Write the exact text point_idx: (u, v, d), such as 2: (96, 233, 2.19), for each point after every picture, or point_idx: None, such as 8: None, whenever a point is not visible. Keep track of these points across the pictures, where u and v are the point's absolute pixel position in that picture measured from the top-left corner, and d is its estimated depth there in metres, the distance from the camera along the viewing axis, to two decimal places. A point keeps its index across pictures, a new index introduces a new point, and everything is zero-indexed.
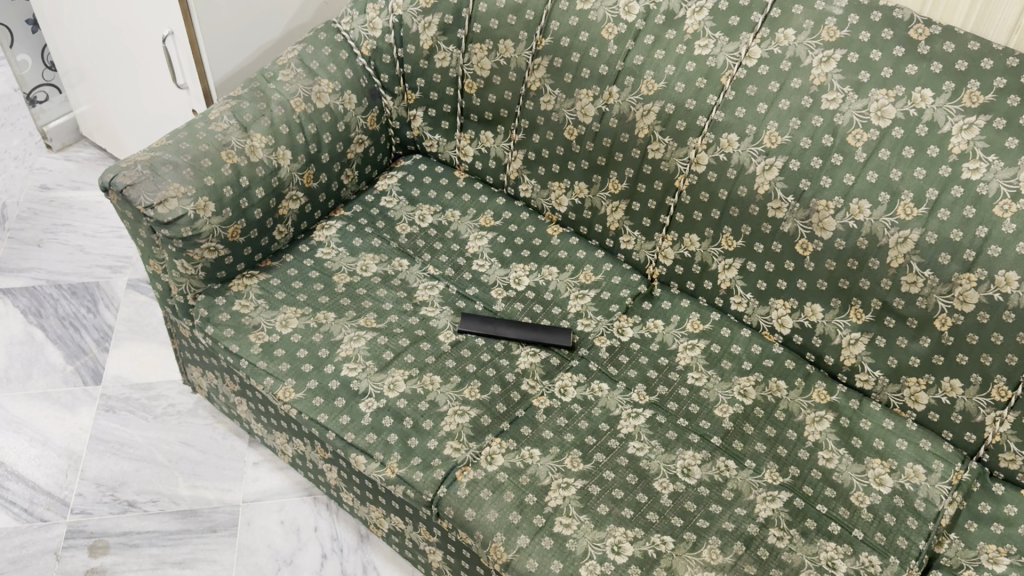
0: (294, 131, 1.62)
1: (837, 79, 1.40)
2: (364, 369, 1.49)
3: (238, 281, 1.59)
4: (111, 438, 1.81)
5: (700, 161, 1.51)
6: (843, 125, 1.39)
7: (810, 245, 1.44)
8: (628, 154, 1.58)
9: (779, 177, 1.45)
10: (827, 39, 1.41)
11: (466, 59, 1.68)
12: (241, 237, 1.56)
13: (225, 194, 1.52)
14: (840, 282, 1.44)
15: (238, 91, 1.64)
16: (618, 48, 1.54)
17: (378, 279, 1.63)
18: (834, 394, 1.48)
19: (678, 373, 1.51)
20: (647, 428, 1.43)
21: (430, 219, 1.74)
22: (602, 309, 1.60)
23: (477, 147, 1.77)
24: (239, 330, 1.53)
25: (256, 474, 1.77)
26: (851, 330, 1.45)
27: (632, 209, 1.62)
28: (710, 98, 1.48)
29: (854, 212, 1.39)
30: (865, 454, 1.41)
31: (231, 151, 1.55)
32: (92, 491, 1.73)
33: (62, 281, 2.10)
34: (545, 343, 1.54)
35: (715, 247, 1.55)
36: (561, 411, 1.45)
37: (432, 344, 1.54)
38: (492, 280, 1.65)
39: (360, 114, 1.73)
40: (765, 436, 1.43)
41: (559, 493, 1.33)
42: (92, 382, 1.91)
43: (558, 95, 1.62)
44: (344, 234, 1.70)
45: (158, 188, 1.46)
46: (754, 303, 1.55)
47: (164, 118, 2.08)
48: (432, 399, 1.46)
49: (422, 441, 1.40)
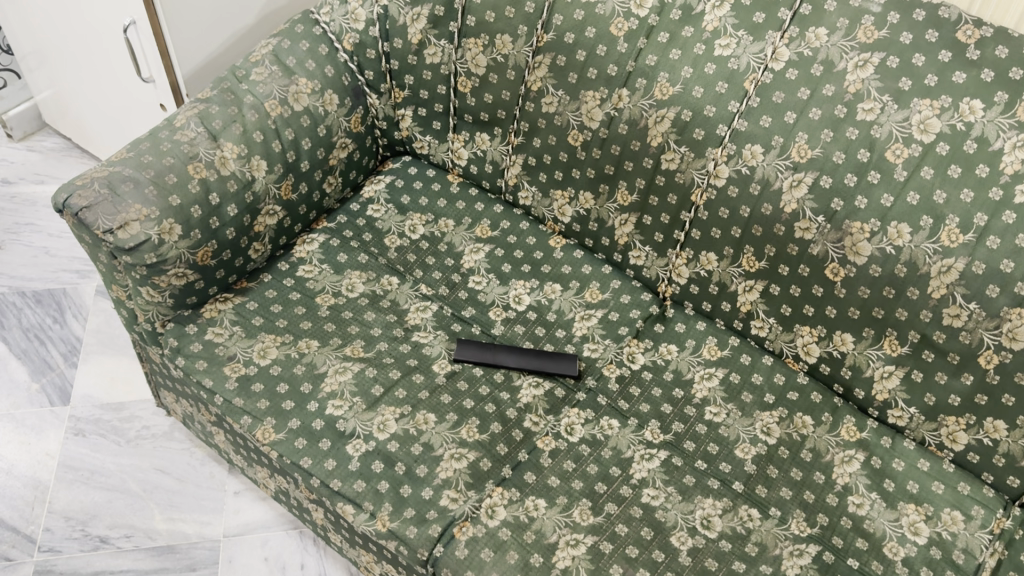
0: (269, 138, 1.46)
1: (875, 85, 1.25)
2: (350, 407, 1.36)
3: (211, 306, 1.45)
4: (81, 465, 1.69)
5: (720, 174, 1.37)
6: (881, 139, 1.25)
7: (841, 271, 1.31)
8: (638, 164, 1.44)
9: (809, 195, 1.30)
10: (863, 41, 1.26)
11: (460, 54, 1.52)
12: (213, 259, 1.41)
13: (193, 215, 1.36)
14: (874, 311, 1.30)
15: (207, 93, 1.47)
16: (628, 46, 1.39)
17: (365, 300, 1.49)
18: (865, 431, 1.36)
19: (695, 408, 1.38)
20: (662, 472, 1.30)
21: (421, 230, 1.60)
22: (611, 332, 1.48)
23: (472, 150, 1.62)
24: (213, 362, 1.39)
25: (238, 505, 1.65)
26: (884, 363, 1.33)
27: (643, 223, 1.48)
28: (731, 105, 1.34)
29: (893, 237, 1.26)
30: (898, 500, 1.30)
31: (199, 165, 1.38)
32: (61, 526, 1.61)
33: (25, 287, 1.95)
34: (549, 373, 1.42)
35: (735, 267, 1.41)
36: (568, 454, 1.32)
37: (425, 376, 1.41)
38: (489, 299, 1.52)
39: (343, 116, 1.56)
40: (790, 480, 1.31)
41: (567, 553, 1.21)
42: (59, 403, 1.77)
43: (561, 97, 1.47)
44: (327, 248, 1.55)
45: (117, 210, 1.30)
46: (777, 329, 1.41)
47: (132, 109, 1.91)
48: (426, 441, 1.33)
49: (415, 490, 1.28)
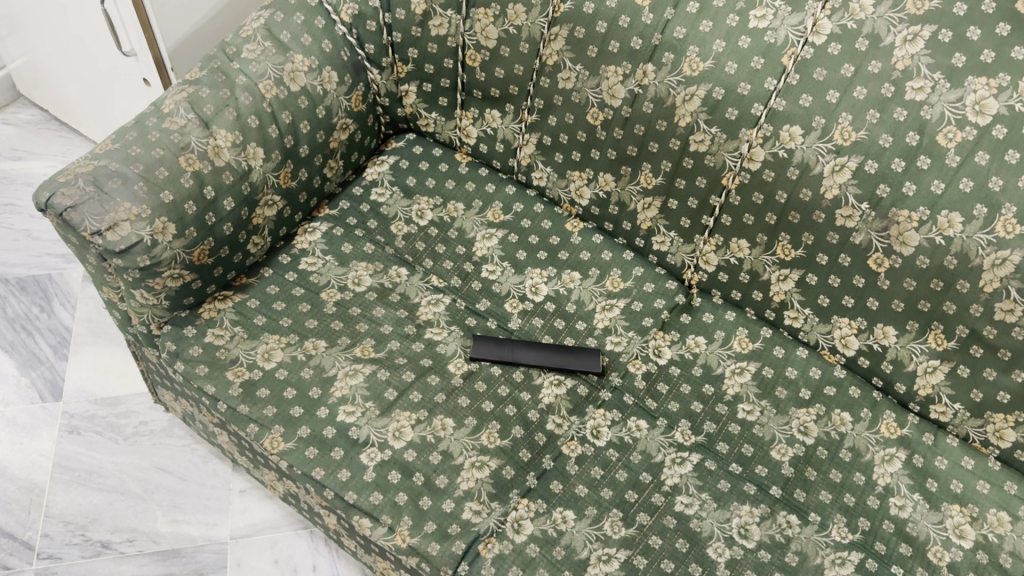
0: (265, 122, 1.35)
1: (925, 62, 1.14)
2: (363, 413, 1.27)
3: (209, 306, 1.36)
4: (78, 465, 1.61)
5: (754, 157, 1.28)
6: (932, 121, 1.15)
7: (886, 261, 1.23)
8: (664, 145, 1.34)
9: (852, 180, 1.21)
10: (913, 12, 1.14)
11: (468, 26, 1.41)
12: (210, 258, 1.32)
13: (187, 212, 1.26)
14: (920, 304, 1.23)
15: (196, 74, 1.35)
16: (654, 17, 1.27)
17: (373, 294, 1.40)
18: (905, 427, 1.29)
19: (727, 406, 1.31)
20: (696, 477, 1.24)
21: (429, 215, 1.50)
22: (635, 323, 1.40)
23: (482, 128, 1.51)
24: (214, 367, 1.31)
25: (244, 504, 1.58)
26: (929, 357, 1.25)
27: (668, 207, 1.39)
28: (768, 82, 1.23)
29: (943, 227, 1.17)
30: (941, 500, 1.23)
31: (192, 156, 1.27)
32: (60, 531, 1.54)
33: (9, 274, 1.85)
34: (571, 370, 1.34)
35: (768, 255, 1.33)
36: (596, 459, 1.25)
37: (441, 377, 1.32)
38: (504, 290, 1.43)
39: (343, 95, 1.45)
40: (830, 482, 1.24)
41: (599, 569, 1.15)
42: (50, 399, 1.69)
43: (580, 72, 1.36)
44: (331, 238, 1.46)
45: (105, 210, 1.20)
46: (813, 320, 1.34)
47: (112, 81, 1.79)
48: (445, 449, 1.25)
49: (435, 502, 1.21)
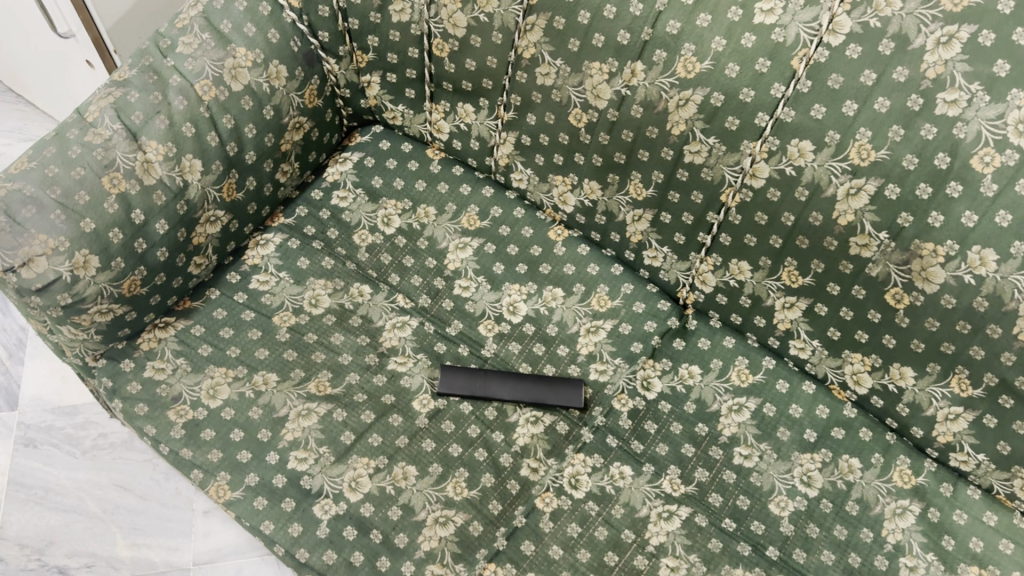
0: (202, 129, 1.19)
1: (961, 69, 0.94)
2: (317, 460, 1.16)
3: (149, 336, 1.23)
4: (34, 483, 1.52)
5: (757, 172, 1.11)
6: (967, 141, 0.96)
7: (906, 297, 1.07)
8: (656, 154, 1.17)
9: (869, 207, 1.04)
10: (949, 9, 0.93)
11: (433, 12, 1.22)
12: (143, 287, 1.18)
13: (112, 241, 1.12)
14: (943, 345, 1.07)
15: (124, 73, 1.18)
16: (644, 7, 1.08)
17: (331, 318, 1.27)
18: (921, 475, 1.16)
19: (722, 450, 1.18)
20: (684, 535, 1.11)
21: (397, 222, 1.35)
22: (622, 349, 1.26)
23: (453, 123, 1.34)
24: (155, 406, 1.19)
25: (207, 527, 1.49)
26: (951, 403, 1.10)
27: (661, 221, 1.23)
28: (775, 88, 1.05)
29: (973, 264, 1.00)
30: (958, 561, 1.10)
31: (117, 176, 1.12)
32: (15, 556, 1.45)
33: None
34: (549, 407, 1.21)
35: (773, 280, 1.18)
36: (573, 514, 1.13)
37: (404, 417, 1.20)
38: (478, 310, 1.29)
39: (294, 91, 1.28)
40: (833, 541, 1.12)
41: None
42: (5, 408, 1.59)
43: (559, 68, 1.18)
44: (286, 252, 1.32)
45: (17, 244, 1.06)
46: (822, 353, 1.19)
47: (58, 59, 1.63)
48: (406, 502, 1.13)
49: (394, 563, 1.10)
